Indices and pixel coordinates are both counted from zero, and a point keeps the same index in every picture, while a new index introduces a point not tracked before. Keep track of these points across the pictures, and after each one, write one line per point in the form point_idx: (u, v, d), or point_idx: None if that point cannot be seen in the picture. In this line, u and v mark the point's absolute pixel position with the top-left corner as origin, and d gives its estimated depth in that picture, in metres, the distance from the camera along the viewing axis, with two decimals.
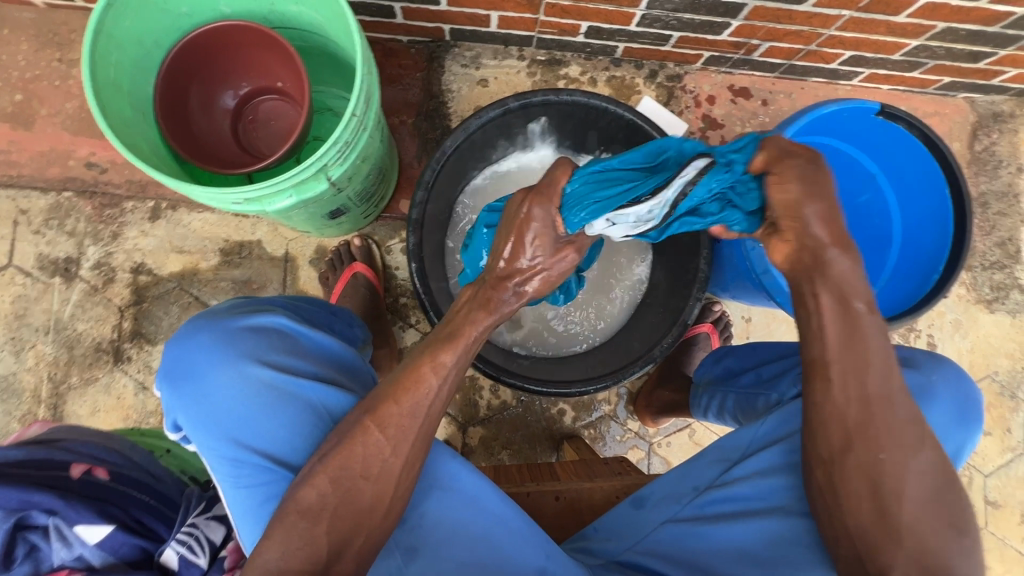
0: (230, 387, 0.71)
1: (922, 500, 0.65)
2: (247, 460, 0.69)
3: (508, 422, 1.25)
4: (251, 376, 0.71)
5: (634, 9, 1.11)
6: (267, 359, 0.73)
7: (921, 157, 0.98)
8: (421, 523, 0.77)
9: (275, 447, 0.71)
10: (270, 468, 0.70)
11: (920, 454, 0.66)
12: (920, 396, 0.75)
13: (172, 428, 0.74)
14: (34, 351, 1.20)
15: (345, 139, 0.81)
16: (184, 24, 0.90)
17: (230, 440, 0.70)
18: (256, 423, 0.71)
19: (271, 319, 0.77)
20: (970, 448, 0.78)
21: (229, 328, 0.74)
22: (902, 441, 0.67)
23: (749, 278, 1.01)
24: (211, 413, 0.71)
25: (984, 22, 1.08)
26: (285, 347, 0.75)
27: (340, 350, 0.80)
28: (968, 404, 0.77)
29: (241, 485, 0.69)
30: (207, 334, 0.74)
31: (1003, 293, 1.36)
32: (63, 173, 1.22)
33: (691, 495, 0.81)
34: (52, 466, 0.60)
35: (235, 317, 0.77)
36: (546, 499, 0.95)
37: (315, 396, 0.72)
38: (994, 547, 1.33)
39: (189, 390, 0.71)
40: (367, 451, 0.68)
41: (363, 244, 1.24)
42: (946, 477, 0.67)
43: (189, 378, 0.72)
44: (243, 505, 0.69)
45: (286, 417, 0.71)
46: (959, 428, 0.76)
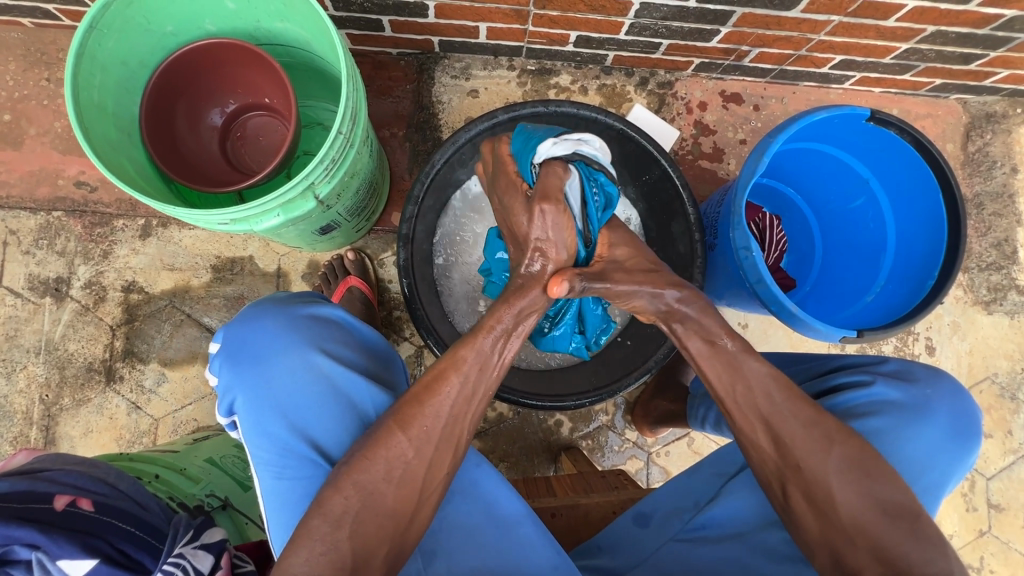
0: (294, 373, 0.73)
1: (851, 496, 0.67)
2: (298, 449, 0.71)
3: (505, 433, 1.24)
4: (316, 364, 0.73)
5: (622, 19, 1.10)
6: (328, 349, 0.75)
7: (908, 158, 0.96)
8: (441, 528, 0.77)
9: (324, 437, 0.72)
10: (316, 460, 0.71)
11: (830, 452, 0.68)
12: (912, 408, 0.76)
13: (226, 413, 0.75)
14: (25, 372, 1.19)
15: (332, 157, 0.80)
16: (169, 43, 0.90)
17: (287, 423, 0.72)
18: (314, 411, 0.72)
19: (329, 310, 0.80)
20: (970, 462, 0.77)
21: (295, 315, 0.77)
22: (810, 444, 0.69)
23: (742, 285, 1.00)
24: (273, 397, 0.72)
25: (974, 24, 1.07)
26: (343, 337, 0.78)
27: (382, 346, 0.84)
28: (966, 420, 0.76)
29: (284, 475, 0.71)
30: (273, 318, 0.76)
31: (1000, 294, 1.36)
32: (52, 193, 1.21)
33: (692, 511, 0.82)
34: (35, 499, 0.58)
35: (298, 305, 0.80)
36: (543, 517, 0.94)
37: (362, 388, 0.74)
38: (998, 551, 1.31)
39: (253, 370, 0.73)
40: (390, 455, 0.66)
41: (356, 258, 1.23)
42: (873, 468, 0.68)
43: (254, 360, 0.73)
44: (285, 498, 0.71)
45: (336, 409, 0.73)
46: (957, 445, 0.75)
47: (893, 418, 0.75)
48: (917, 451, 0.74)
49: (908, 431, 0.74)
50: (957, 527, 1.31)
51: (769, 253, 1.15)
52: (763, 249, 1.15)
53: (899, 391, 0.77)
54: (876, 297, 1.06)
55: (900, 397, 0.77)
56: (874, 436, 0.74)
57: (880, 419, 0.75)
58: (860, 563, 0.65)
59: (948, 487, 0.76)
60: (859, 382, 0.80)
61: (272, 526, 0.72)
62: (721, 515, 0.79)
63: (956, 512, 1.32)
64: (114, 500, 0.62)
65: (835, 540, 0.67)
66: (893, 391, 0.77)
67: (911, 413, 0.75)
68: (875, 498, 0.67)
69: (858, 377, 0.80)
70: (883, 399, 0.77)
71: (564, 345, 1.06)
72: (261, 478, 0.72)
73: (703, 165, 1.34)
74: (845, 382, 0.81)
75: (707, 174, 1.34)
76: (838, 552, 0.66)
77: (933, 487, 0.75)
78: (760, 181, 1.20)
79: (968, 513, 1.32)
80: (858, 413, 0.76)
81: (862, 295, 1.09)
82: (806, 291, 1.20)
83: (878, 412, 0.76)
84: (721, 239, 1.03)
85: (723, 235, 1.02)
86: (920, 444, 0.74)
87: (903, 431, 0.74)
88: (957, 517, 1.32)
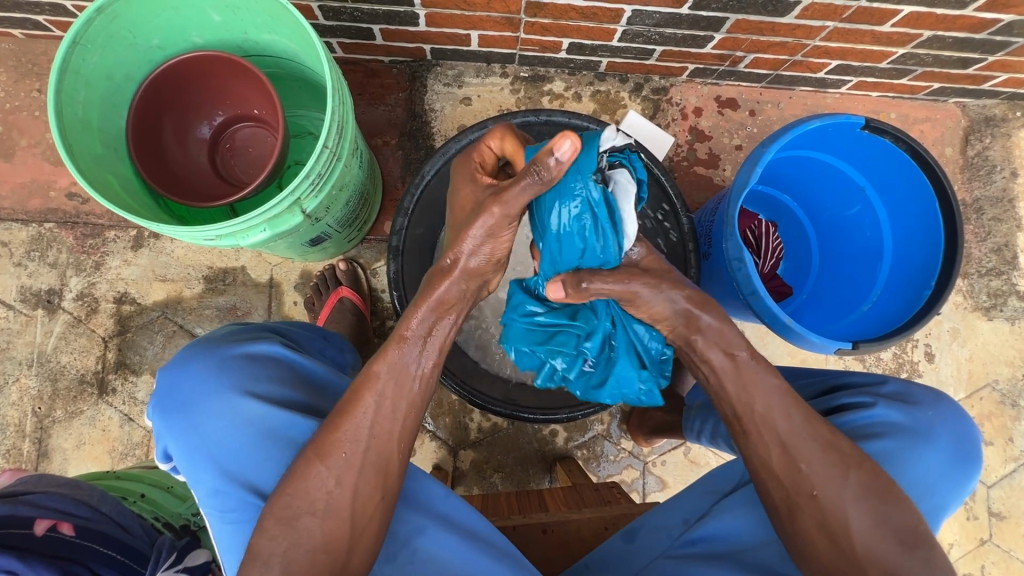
0: (224, 415, 0.71)
1: (867, 523, 0.66)
2: (232, 494, 0.71)
3: (500, 443, 1.23)
4: (243, 407, 0.72)
5: (615, 26, 1.09)
6: (256, 391, 0.73)
7: (907, 168, 0.95)
8: (413, 559, 0.74)
9: (262, 479, 0.71)
10: (251, 503, 0.71)
11: (849, 477, 0.68)
12: (913, 431, 0.75)
13: (162, 458, 0.74)
14: (18, 385, 1.18)
15: (318, 171, 0.79)
16: (155, 56, 0.89)
17: (221, 472, 0.71)
18: (248, 452, 0.71)
19: (264, 348, 0.78)
20: (971, 486, 0.76)
21: (224, 356, 0.75)
22: (828, 471, 0.68)
23: (736, 296, 0.99)
24: (202, 445, 0.71)
25: (971, 29, 1.06)
26: (279, 375, 0.76)
27: (329, 378, 0.82)
28: (967, 444, 0.75)
29: (227, 517, 0.71)
30: (201, 362, 0.75)
31: (1000, 300, 1.34)
32: (44, 205, 1.21)
33: (682, 529, 0.81)
34: (14, 524, 0.58)
35: (229, 344, 0.78)
36: (534, 533, 0.92)
37: (301, 427, 0.73)
38: (1000, 560, 1.30)
39: (182, 418, 0.72)
40: (306, 487, 0.67)
41: (348, 268, 1.23)
42: (889, 493, 0.67)
43: (182, 407, 0.72)
44: (231, 538, 0.71)
45: (273, 449, 0.72)
46: (958, 469, 0.74)
47: (895, 440, 0.74)
48: (920, 475, 0.73)
49: (909, 456, 0.73)
50: (958, 536, 1.30)
51: (767, 260, 1.13)
52: (760, 257, 1.13)
53: (901, 413, 0.76)
54: (872, 307, 1.05)
55: (902, 419, 0.75)
56: (877, 458, 0.73)
57: (882, 441, 0.74)
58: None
59: (948, 511, 0.75)
60: (861, 403, 0.78)
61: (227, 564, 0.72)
62: (713, 533, 0.77)
63: (956, 521, 1.30)
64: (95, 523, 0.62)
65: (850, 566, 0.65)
66: (895, 413, 0.76)
67: (913, 436, 0.74)
68: (889, 524, 0.66)
69: (860, 398, 0.79)
70: (886, 420, 0.75)
71: (630, 389, 0.92)
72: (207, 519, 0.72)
73: (699, 172, 1.33)
74: (847, 402, 0.79)
75: (702, 180, 1.33)
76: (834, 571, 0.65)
77: (933, 512, 0.73)
78: (757, 188, 1.19)
79: (968, 522, 1.30)
80: (859, 435, 0.75)
81: (858, 305, 1.08)
82: (802, 300, 1.19)
83: (881, 434, 0.74)
84: (715, 248, 1.02)
85: (717, 244, 1.01)
86: (922, 467, 0.73)
87: (905, 455, 0.73)
88: (957, 525, 1.30)
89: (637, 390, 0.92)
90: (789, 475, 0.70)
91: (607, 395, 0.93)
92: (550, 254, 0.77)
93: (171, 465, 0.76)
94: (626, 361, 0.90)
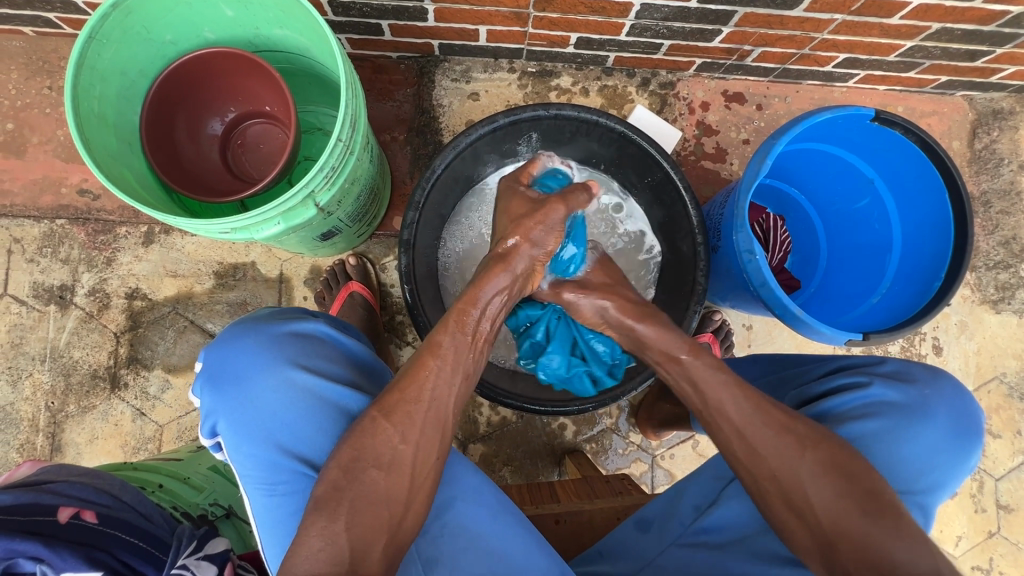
0: (262, 397, 0.73)
1: (827, 497, 0.65)
2: (284, 466, 0.72)
3: (509, 437, 1.24)
4: (294, 380, 0.74)
5: (623, 20, 1.10)
6: (307, 365, 0.75)
7: (916, 160, 0.95)
8: (443, 533, 0.76)
9: (306, 457, 0.72)
10: (304, 474, 0.72)
11: (804, 455, 0.67)
12: (910, 409, 0.74)
13: (208, 436, 0.75)
14: (31, 380, 1.19)
15: (332, 164, 0.80)
16: (169, 52, 0.90)
17: (273, 444, 0.72)
18: (285, 432, 0.73)
19: (312, 326, 0.80)
20: (976, 460, 0.75)
21: (264, 336, 0.77)
22: (781, 450, 0.68)
23: (747, 288, 0.99)
24: (255, 417, 0.73)
25: (979, 21, 1.06)
26: (327, 352, 0.78)
27: (370, 359, 0.84)
28: (967, 419, 0.75)
29: (268, 499, 0.72)
30: (253, 338, 0.77)
31: (1008, 293, 1.34)
32: (55, 202, 1.22)
33: (692, 516, 0.81)
34: (39, 511, 0.59)
35: (277, 323, 0.80)
36: (546, 523, 0.94)
37: (348, 400, 0.75)
38: (1008, 552, 1.30)
39: (234, 392, 0.73)
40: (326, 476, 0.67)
41: (358, 263, 1.23)
42: (850, 467, 0.66)
43: (234, 381, 0.74)
44: (271, 520, 0.72)
45: (325, 421, 0.73)
46: (960, 445, 0.73)
47: (891, 418, 0.74)
48: (921, 453, 0.73)
49: (908, 433, 0.73)
50: (966, 529, 1.30)
51: (776, 253, 1.14)
52: (768, 250, 1.13)
53: (897, 391, 0.76)
54: (881, 299, 1.05)
55: (898, 397, 0.76)
56: (870, 437, 0.73)
57: (877, 419, 0.74)
58: (849, 567, 0.62)
59: (954, 487, 0.74)
60: (857, 383, 0.78)
61: (266, 547, 0.73)
62: (726, 522, 0.78)
63: (965, 514, 1.30)
64: (118, 512, 0.63)
65: (819, 542, 0.65)
66: (891, 392, 0.76)
67: (910, 414, 0.74)
68: (851, 497, 0.64)
69: (856, 378, 0.79)
70: (882, 400, 0.76)
71: (562, 374, 1.04)
72: (247, 500, 0.73)
73: (706, 166, 1.33)
74: (844, 383, 0.79)
75: (710, 174, 1.33)
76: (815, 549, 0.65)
77: (934, 490, 0.73)
78: (765, 182, 1.19)
79: (976, 515, 1.30)
80: (853, 414, 0.75)
81: (867, 297, 1.08)
82: (811, 292, 1.19)
83: (875, 413, 0.75)
84: (724, 240, 1.02)
85: (727, 236, 1.01)
86: (920, 445, 0.73)
87: (903, 433, 0.73)
88: (966, 518, 1.30)
89: (577, 376, 1.04)
90: (745, 455, 0.71)
91: (548, 373, 1.04)
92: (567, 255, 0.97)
93: (216, 443, 0.76)
94: (561, 351, 1.03)
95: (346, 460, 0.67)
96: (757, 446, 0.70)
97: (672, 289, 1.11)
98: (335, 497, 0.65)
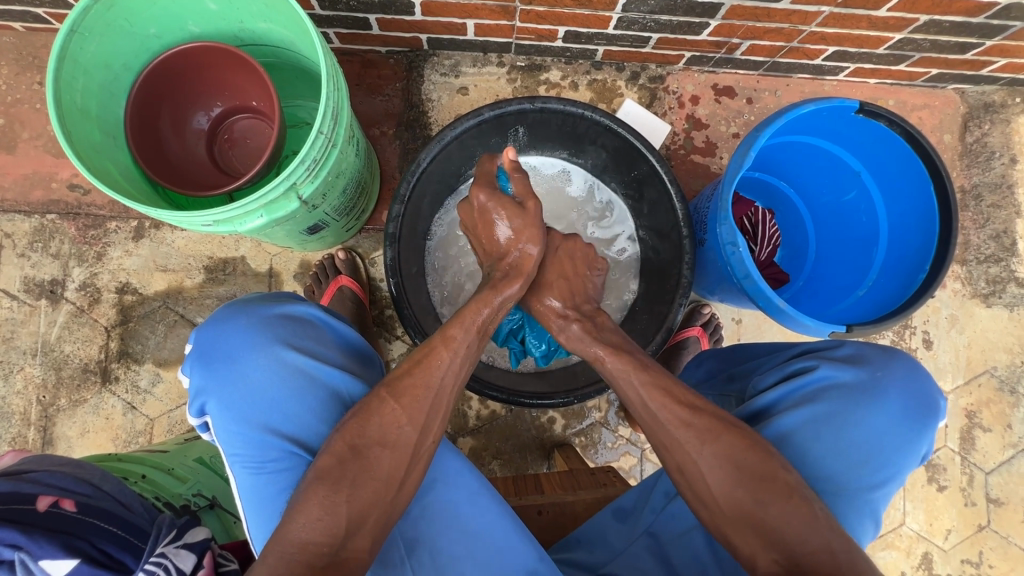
0: (247, 381, 0.73)
1: (725, 486, 0.67)
2: (273, 445, 0.72)
3: (498, 431, 1.24)
4: (285, 360, 0.74)
5: (610, 13, 1.09)
6: (298, 346, 0.76)
7: (902, 152, 0.95)
8: (423, 515, 0.77)
9: (294, 441, 0.73)
10: (294, 453, 0.73)
11: (702, 449, 0.69)
12: (860, 391, 0.74)
13: (194, 417, 0.75)
14: (23, 374, 1.20)
15: (313, 157, 0.80)
16: (154, 46, 0.90)
17: (258, 429, 0.72)
18: (273, 416, 0.73)
19: (304, 309, 0.80)
20: (930, 438, 0.75)
21: (260, 315, 0.77)
22: (682, 443, 0.70)
23: (731, 281, 0.98)
24: (247, 396, 0.73)
25: (968, 13, 1.05)
26: (317, 335, 0.79)
27: (360, 343, 0.85)
28: (920, 399, 0.74)
29: (253, 483, 0.72)
30: (244, 318, 0.77)
31: (999, 287, 1.34)
32: (46, 196, 1.22)
33: (664, 501, 0.81)
34: (17, 498, 0.60)
35: (268, 304, 0.80)
36: (529, 514, 0.95)
37: (337, 383, 0.76)
38: (997, 546, 1.30)
39: (223, 372, 0.73)
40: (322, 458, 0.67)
41: (347, 258, 1.24)
42: (748, 456, 0.67)
43: (225, 360, 0.74)
44: (255, 502, 0.73)
45: (315, 402, 0.74)
46: (913, 425, 0.73)
47: (840, 401, 0.74)
48: (873, 434, 0.73)
49: (858, 415, 0.73)
50: (955, 523, 1.30)
51: (763, 247, 1.13)
52: (755, 244, 1.13)
53: (847, 372, 0.76)
54: (867, 292, 1.05)
55: (848, 379, 0.76)
56: (819, 421, 0.74)
57: (827, 403, 0.74)
58: (752, 550, 0.64)
59: (911, 468, 0.74)
60: (807, 367, 0.78)
61: (249, 527, 0.74)
62: None
63: (954, 508, 1.31)
64: (96, 500, 0.64)
65: (722, 527, 0.67)
66: (841, 373, 0.76)
67: (859, 395, 0.74)
68: (746, 486, 0.66)
69: (806, 362, 0.79)
70: (831, 382, 0.76)
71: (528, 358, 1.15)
72: (232, 484, 0.74)
73: (696, 160, 1.33)
74: (795, 368, 0.79)
75: (699, 168, 1.33)
76: (728, 537, 0.66)
77: (887, 471, 0.73)
78: (753, 174, 1.19)
79: (966, 508, 1.30)
80: (801, 401, 0.76)
81: (853, 290, 1.08)
82: (799, 286, 1.19)
83: (826, 397, 0.75)
84: (709, 233, 1.02)
85: (711, 229, 1.00)
86: (870, 426, 0.73)
87: (853, 415, 0.73)
88: (955, 512, 1.30)
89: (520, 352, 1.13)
90: (658, 447, 0.73)
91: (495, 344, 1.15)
92: None
93: (204, 423, 0.75)
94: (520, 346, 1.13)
95: (352, 436, 0.68)
96: (674, 439, 0.71)
97: (657, 285, 1.11)
98: (340, 461, 0.66)
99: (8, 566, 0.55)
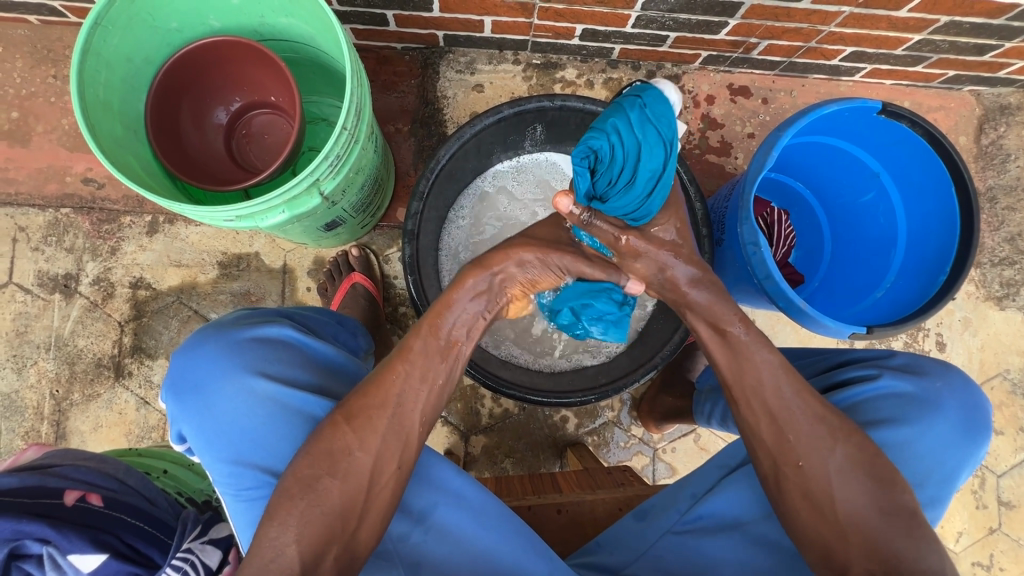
0: (228, 403, 0.72)
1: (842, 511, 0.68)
2: (258, 467, 0.71)
3: (511, 429, 1.24)
4: (254, 388, 0.72)
5: (629, 11, 1.09)
6: (270, 371, 0.74)
7: (924, 154, 0.95)
8: (427, 536, 0.77)
9: (284, 457, 0.72)
10: (267, 482, 0.71)
11: (835, 449, 0.69)
12: (921, 402, 0.76)
13: (179, 438, 0.75)
14: (36, 368, 1.20)
15: (337, 152, 0.79)
16: (174, 40, 0.90)
17: (243, 450, 0.72)
18: (257, 436, 0.72)
19: (278, 329, 0.78)
20: (982, 456, 0.77)
21: (236, 337, 0.76)
22: (808, 458, 0.69)
23: (751, 281, 0.98)
24: (224, 421, 0.72)
25: (989, 15, 1.05)
26: (292, 357, 0.77)
27: (343, 361, 0.82)
28: (977, 414, 0.76)
29: (243, 502, 0.72)
30: (214, 344, 0.76)
31: (1013, 290, 1.33)
32: (60, 190, 1.22)
33: (687, 504, 0.82)
34: (46, 493, 0.62)
35: (243, 327, 0.78)
36: (549, 513, 0.95)
37: (316, 405, 0.74)
38: (1009, 549, 1.30)
39: (202, 396, 0.72)
40: (342, 457, 0.68)
41: (361, 254, 1.23)
42: (880, 470, 0.69)
43: (201, 386, 0.73)
44: (245, 522, 0.72)
45: (288, 430, 0.72)
46: (969, 439, 0.75)
47: (901, 410, 0.75)
48: (931, 446, 0.74)
49: (919, 426, 0.74)
50: (967, 525, 1.30)
51: (780, 246, 1.14)
52: (772, 244, 1.13)
53: (907, 382, 0.78)
54: (886, 293, 1.05)
55: (909, 389, 0.77)
56: (881, 428, 0.74)
57: (886, 411, 0.76)
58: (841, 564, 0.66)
59: (960, 482, 0.76)
60: (867, 376, 0.79)
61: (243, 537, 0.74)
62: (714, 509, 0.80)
63: (966, 510, 1.30)
64: (123, 496, 0.66)
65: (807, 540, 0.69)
66: (901, 383, 0.78)
67: (918, 405, 0.76)
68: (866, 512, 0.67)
69: (865, 370, 0.80)
70: (892, 391, 0.77)
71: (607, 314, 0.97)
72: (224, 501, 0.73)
73: (711, 159, 1.32)
74: (854, 375, 0.80)
75: (713, 168, 1.32)
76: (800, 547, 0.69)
77: (940, 481, 0.74)
78: (770, 175, 1.19)
79: (977, 511, 1.30)
80: (862, 406, 0.77)
81: (871, 291, 1.08)
82: (815, 287, 1.19)
83: (887, 405, 0.76)
84: (728, 233, 1.02)
85: (731, 228, 1.00)
86: (930, 437, 0.74)
87: (914, 425, 0.74)
88: (967, 514, 1.30)
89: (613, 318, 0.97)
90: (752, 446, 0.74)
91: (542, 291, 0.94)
92: (612, 194, 0.74)
93: (186, 446, 0.77)
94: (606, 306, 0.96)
95: (308, 473, 0.67)
96: None
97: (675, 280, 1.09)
98: (291, 499, 0.65)
99: (36, 561, 0.59)
